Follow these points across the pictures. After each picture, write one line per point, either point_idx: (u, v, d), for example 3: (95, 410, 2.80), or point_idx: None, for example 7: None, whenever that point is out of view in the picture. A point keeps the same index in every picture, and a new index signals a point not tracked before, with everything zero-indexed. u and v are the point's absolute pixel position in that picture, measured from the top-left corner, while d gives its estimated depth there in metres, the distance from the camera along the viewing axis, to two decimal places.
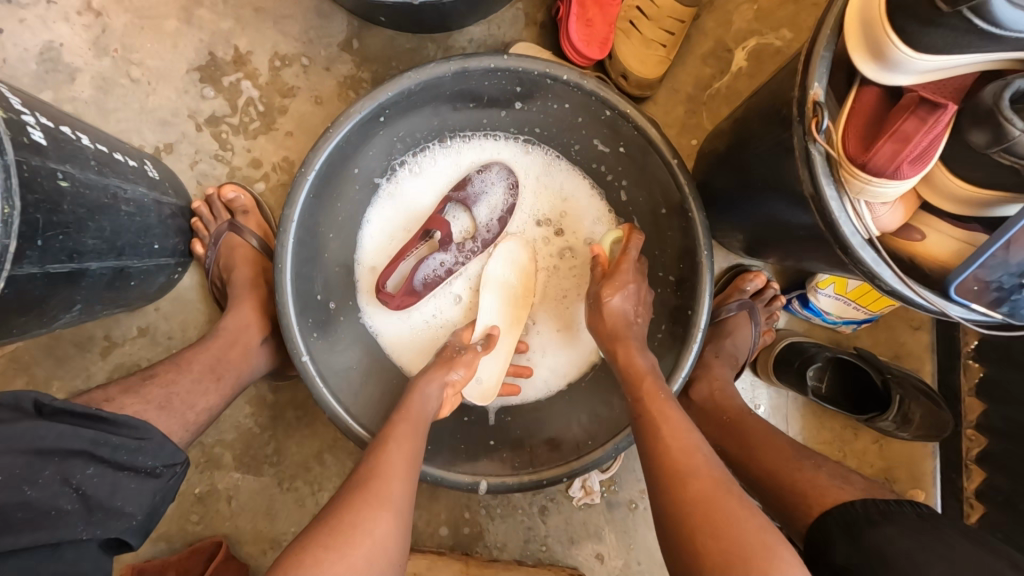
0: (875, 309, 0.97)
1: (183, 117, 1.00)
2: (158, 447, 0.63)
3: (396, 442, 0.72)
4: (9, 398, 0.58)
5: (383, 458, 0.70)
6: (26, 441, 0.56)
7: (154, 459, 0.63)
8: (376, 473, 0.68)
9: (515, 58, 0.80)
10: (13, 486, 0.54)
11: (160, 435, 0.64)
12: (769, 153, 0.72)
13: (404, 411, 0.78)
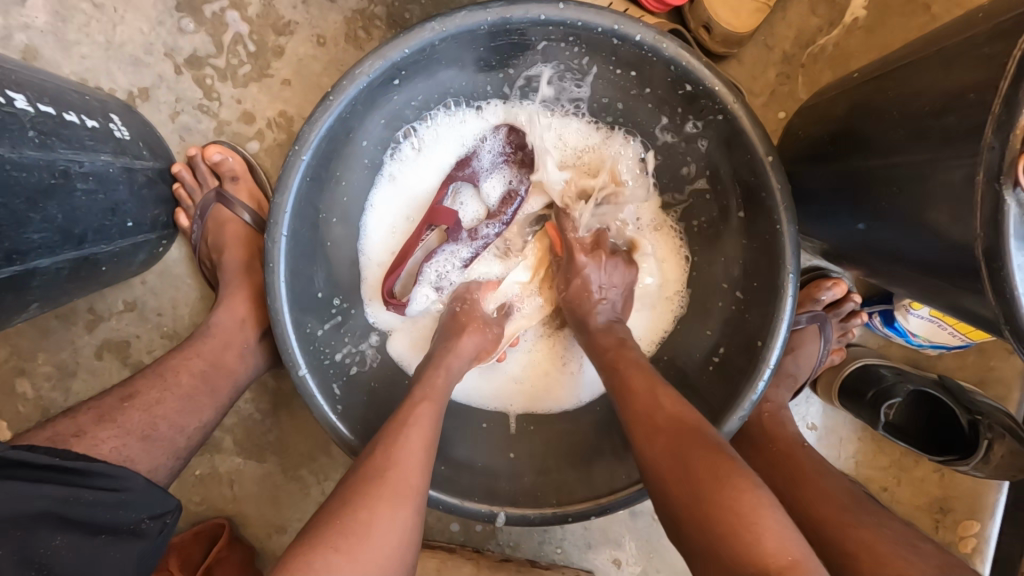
0: (975, 337, 0.82)
1: (160, 56, 0.82)
2: (145, 500, 0.56)
3: (415, 424, 0.61)
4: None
5: (399, 442, 0.59)
6: None
7: (137, 511, 0.55)
8: (388, 459, 0.57)
9: (573, 9, 0.61)
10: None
11: (142, 483, 0.56)
12: (904, 165, 0.54)
13: (425, 389, 0.66)
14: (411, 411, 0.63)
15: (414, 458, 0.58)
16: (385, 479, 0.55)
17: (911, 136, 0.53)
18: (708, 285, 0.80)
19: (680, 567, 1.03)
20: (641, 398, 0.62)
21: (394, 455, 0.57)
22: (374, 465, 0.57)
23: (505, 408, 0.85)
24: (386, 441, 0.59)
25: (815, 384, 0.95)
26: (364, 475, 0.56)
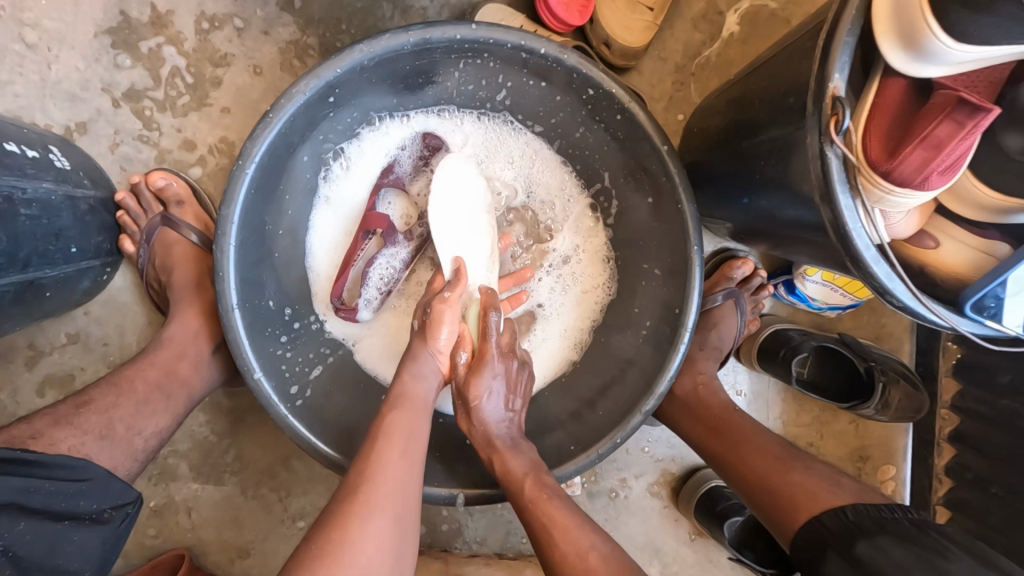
0: (862, 296, 0.94)
1: (97, 91, 0.85)
2: (102, 491, 0.58)
3: (392, 432, 0.66)
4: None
5: (383, 452, 0.64)
6: None
7: (97, 502, 0.57)
8: (372, 471, 0.62)
9: (484, 29, 0.70)
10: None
11: (101, 475, 0.58)
12: (770, 144, 0.65)
13: (396, 396, 0.70)
14: (385, 420, 0.67)
15: (393, 466, 0.63)
16: (362, 495, 0.60)
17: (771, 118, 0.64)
18: (630, 269, 0.89)
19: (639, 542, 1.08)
20: (558, 535, 0.65)
21: (368, 473, 0.62)
22: (351, 481, 0.62)
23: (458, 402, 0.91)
24: (366, 451, 0.64)
25: (739, 353, 1.05)
26: (347, 491, 0.62)
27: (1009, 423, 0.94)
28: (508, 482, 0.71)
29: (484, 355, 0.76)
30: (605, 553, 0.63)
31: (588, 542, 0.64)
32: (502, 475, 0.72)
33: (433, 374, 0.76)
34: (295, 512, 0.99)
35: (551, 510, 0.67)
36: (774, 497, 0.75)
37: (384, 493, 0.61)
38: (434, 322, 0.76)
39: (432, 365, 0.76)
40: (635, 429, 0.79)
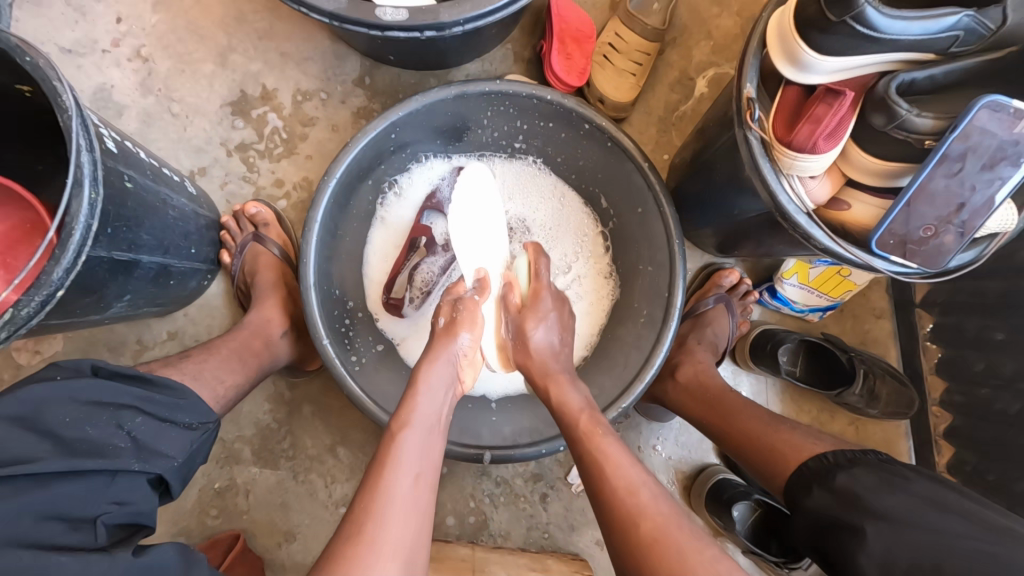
0: (836, 295, 1.08)
1: (216, 145, 1.13)
2: (194, 406, 0.76)
3: (401, 452, 0.69)
4: (70, 365, 0.70)
5: (387, 483, 0.65)
6: (86, 392, 0.67)
7: (189, 417, 0.75)
8: (373, 505, 0.63)
9: (507, 84, 0.95)
10: (76, 425, 0.65)
11: (193, 396, 0.76)
12: (725, 152, 0.86)
13: (404, 417, 0.73)
14: (394, 444, 0.70)
15: (404, 483, 0.66)
16: (376, 505, 0.63)
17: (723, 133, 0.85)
18: (630, 272, 1.07)
19: None
20: (610, 472, 0.69)
21: (377, 500, 0.64)
22: (362, 508, 0.63)
23: (485, 392, 1.05)
24: (374, 483, 0.65)
25: (734, 356, 1.17)
26: (361, 498, 0.65)
27: (992, 409, 1.02)
28: (565, 413, 0.78)
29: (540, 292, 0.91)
30: (656, 494, 0.66)
31: (639, 479, 0.68)
32: (559, 410, 0.79)
33: (444, 395, 0.78)
34: (338, 498, 1.10)
35: (606, 448, 0.72)
36: (762, 453, 0.82)
37: (395, 513, 0.63)
38: (463, 322, 0.84)
39: (449, 376, 0.80)
40: (638, 397, 0.92)
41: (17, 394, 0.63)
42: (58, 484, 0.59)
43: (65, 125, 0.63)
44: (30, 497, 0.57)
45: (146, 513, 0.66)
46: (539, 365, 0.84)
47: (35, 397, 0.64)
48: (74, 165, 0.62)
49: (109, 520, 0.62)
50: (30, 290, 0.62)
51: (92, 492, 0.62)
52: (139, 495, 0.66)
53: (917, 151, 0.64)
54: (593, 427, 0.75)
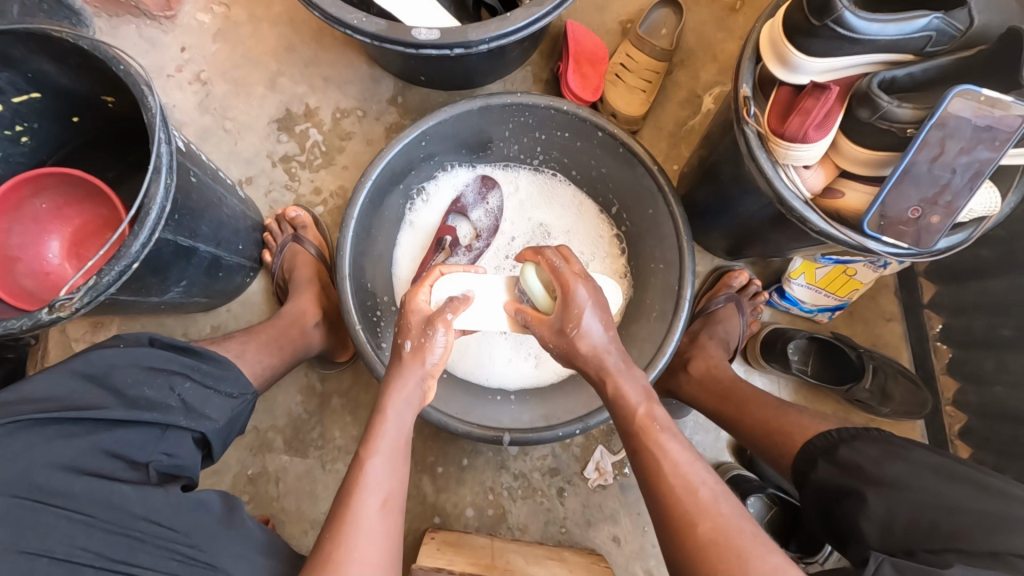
0: (843, 295, 1.12)
1: (263, 157, 1.25)
2: (234, 378, 0.86)
3: (369, 484, 0.68)
4: (131, 336, 0.82)
5: (351, 522, 0.65)
6: (145, 359, 0.78)
7: (229, 387, 0.85)
8: (337, 546, 0.63)
9: (527, 96, 1.03)
10: (137, 385, 0.76)
11: (234, 369, 0.87)
12: (728, 153, 0.93)
13: (368, 443, 0.71)
14: (360, 470, 0.69)
15: (373, 509, 0.67)
16: (343, 537, 0.64)
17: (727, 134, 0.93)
18: (644, 271, 1.13)
19: None
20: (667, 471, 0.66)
21: (346, 533, 0.64)
22: (330, 541, 0.64)
23: (505, 387, 1.10)
24: (339, 518, 0.66)
25: (746, 356, 1.21)
26: (328, 530, 0.66)
27: (1005, 406, 1.04)
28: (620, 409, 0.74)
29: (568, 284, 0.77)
30: (716, 493, 0.64)
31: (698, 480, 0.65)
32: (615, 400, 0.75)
33: (408, 413, 0.75)
34: None
35: (665, 446, 0.69)
36: (769, 435, 0.86)
37: (362, 539, 0.64)
38: (425, 346, 0.78)
39: (415, 386, 0.77)
40: (651, 383, 0.96)
41: (89, 355, 0.75)
42: (121, 431, 0.70)
43: (148, 122, 0.73)
44: (96, 438, 0.68)
45: (190, 466, 0.76)
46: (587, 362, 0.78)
47: (105, 360, 0.75)
48: (155, 155, 0.72)
49: (160, 467, 0.73)
50: (110, 261, 0.70)
51: (146, 440, 0.72)
52: (185, 449, 0.76)
53: (899, 140, 0.70)
54: (651, 419, 0.71)
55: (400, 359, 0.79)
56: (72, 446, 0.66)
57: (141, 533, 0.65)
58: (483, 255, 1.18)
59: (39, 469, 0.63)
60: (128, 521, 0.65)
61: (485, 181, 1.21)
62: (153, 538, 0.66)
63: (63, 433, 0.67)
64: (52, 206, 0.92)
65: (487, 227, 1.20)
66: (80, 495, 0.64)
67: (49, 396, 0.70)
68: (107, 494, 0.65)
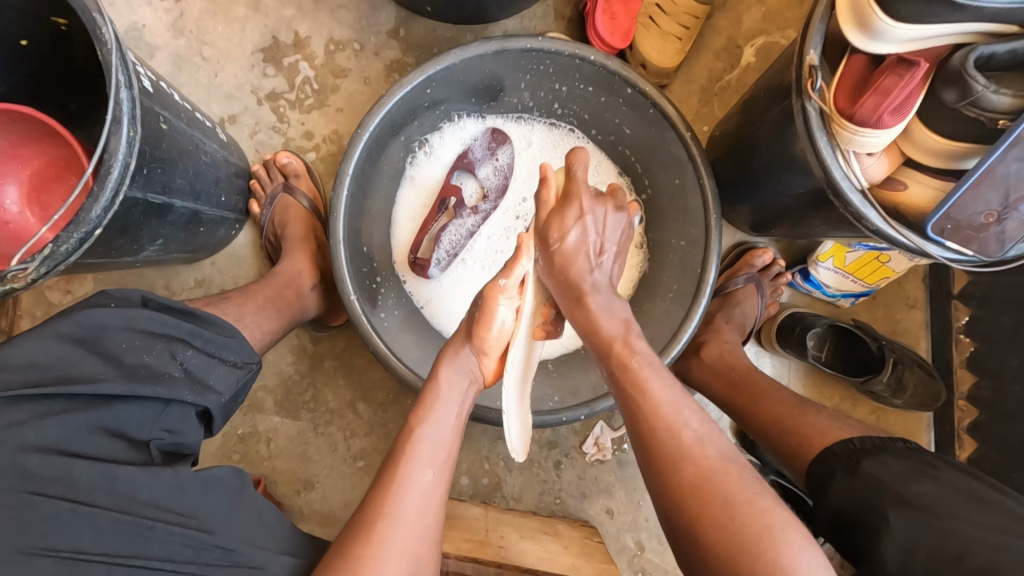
0: (871, 282, 1.05)
1: (247, 92, 1.11)
2: (239, 346, 0.76)
3: (418, 446, 0.68)
4: (120, 294, 0.71)
5: (395, 482, 0.65)
6: (142, 322, 0.68)
7: (234, 355, 0.76)
8: (381, 506, 0.63)
9: (550, 41, 0.90)
10: (135, 352, 0.66)
11: (239, 335, 0.77)
12: (776, 124, 0.82)
13: (422, 410, 0.71)
14: (412, 436, 0.69)
15: (424, 484, 0.65)
16: (388, 504, 0.63)
17: (779, 103, 0.81)
18: (663, 245, 1.05)
19: None
20: (650, 422, 0.62)
21: (390, 505, 0.63)
22: (371, 509, 0.63)
23: None
24: (386, 486, 0.65)
25: (759, 337, 1.15)
26: (374, 496, 0.64)
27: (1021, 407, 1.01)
28: (595, 340, 0.70)
29: (575, 191, 0.73)
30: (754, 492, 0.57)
31: (681, 421, 0.62)
32: (594, 337, 0.71)
33: (466, 390, 0.76)
34: (356, 452, 1.12)
35: (687, 433, 0.61)
36: (787, 434, 0.83)
37: (409, 510, 0.63)
38: (488, 317, 0.76)
39: (471, 364, 0.77)
40: (662, 371, 0.91)
41: (77, 316, 0.64)
42: (118, 407, 0.61)
43: (103, 58, 0.61)
44: (94, 414, 0.59)
45: (192, 443, 0.68)
46: (569, 283, 0.72)
47: (94, 321, 0.65)
48: (113, 102, 0.61)
49: (161, 445, 0.64)
50: (68, 226, 0.62)
51: (146, 416, 0.64)
52: (188, 425, 0.68)
53: (988, 131, 0.60)
54: (626, 352, 0.68)
55: (457, 334, 0.79)
56: (63, 425, 0.57)
57: (152, 521, 0.57)
58: (491, 218, 1.09)
59: (29, 451, 0.55)
60: (137, 509, 0.57)
61: (497, 134, 1.09)
62: (165, 525, 0.57)
63: (57, 409, 0.58)
64: (4, 145, 0.81)
65: (495, 186, 1.09)
66: (80, 480, 0.56)
67: (33, 364, 0.60)
68: (109, 478, 0.57)
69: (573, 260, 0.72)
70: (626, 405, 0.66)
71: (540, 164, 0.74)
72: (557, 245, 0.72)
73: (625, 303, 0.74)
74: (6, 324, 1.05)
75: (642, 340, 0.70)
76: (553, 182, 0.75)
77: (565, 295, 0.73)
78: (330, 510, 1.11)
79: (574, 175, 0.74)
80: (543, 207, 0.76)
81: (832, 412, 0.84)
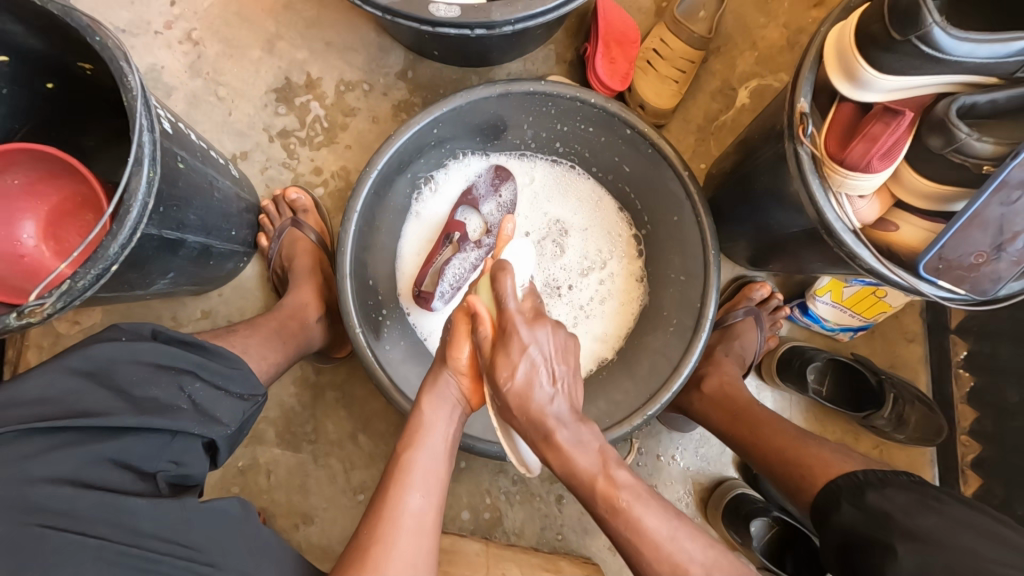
0: (869, 316, 1.07)
1: (259, 130, 1.15)
2: (245, 377, 0.77)
3: (409, 473, 0.69)
4: (131, 328, 0.72)
5: (387, 505, 0.66)
6: (150, 355, 0.69)
7: (240, 387, 0.76)
8: (374, 532, 0.64)
9: (552, 85, 0.94)
10: (143, 384, 0.67)
11: (246, 367, 0.78)
12: (770, 165, 0.85)
13: (411, 435, 0.73)
14: (403, 462, 0.70)
15: (415, 506, 0.67)
16: (382, 530, 0.64)
17: (773, 144, 0.85)
18: (662, 279, 1.07)
19: None
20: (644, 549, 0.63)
21: (382, 528, 0.64)
22: (366, 534, 0.64)
23: None
24: (378, 512, 0.66)
25: (760, 370, 1.16)
26: (369, 521, 0.66)
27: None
28: (576, 482, 0.68)
29: (510, 325, 0.70)
30: (705, 564, 0.62)
31: (685, 556, 0.62)
32: (565, 474, 0.69)
33: (451, 416, 0.76)
34: (357, 485, 1.12)
35: (632, 520, 0.64)
36: (790, 470, 0.83)
37: (403, 533, 0.64)
38: (457, 340, 0.76)
39: (452, 391, 0.76)
40: (664, 405, 0.92)
41: (86, 350, 0.66)
42: (126, 439, 0.62)
43: (127, 103, 0.64)
44: (101, 446, 0.60)
45: (198, 475, 0.68)
46: (532, 424, 0.69)
47: (103, 355, 0.66)
48: (135, 145, 0.64)
49: (168, 477, 0.65)
50: (86, 262, 0.63)
51: (152, 449, 0.64)
52: (193, 457, 0.68)
53: (974, 175, 0.62)
54: (612, 489, 0.66)
55: (436, 360, 0.79)
56: (72, 456, 0.58)
57: (157, 554, 0.57)
58: (494, 251, 1.12)
59: (35, 482, 0.55)
60: (142, 541, 0.57)
61: (501, 172, 1.12)
62: (170, 559, 0.57)
63: (67, 441, 0.59)
64: (24, 182, 0.84)
65: (498, 221, 1.12)
66: (85, 513, 0.55)
67: (43, 398, 0.61)
68: (118, 511, 0.57)
69: (527, 395, 0.69)
70: (581, 488, 0.68)
71: (466, 300, 0.73)
72: (509, 384, 0.69)
73: (594, 425, 0.72)
74: (13, 354, 1.06)
75: (626, 472, 0.68)
76: (484, 315, 0.73)
77: (531, 434, 0.70)
78: (329, 545, 1.10)
79: (502, 306, 0.72)
80: (484, 342, 0.73)
81: (834, 448, 0.85)
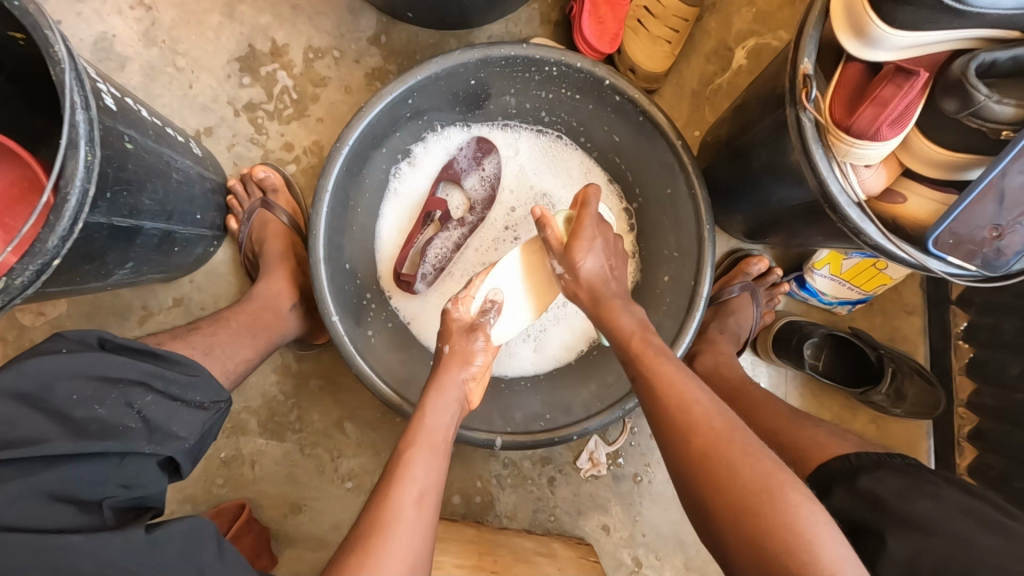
0: (868, 289, 1.03)
1: (223, 103, 1.07)
2: (206, 384, 0.73)
3: (411, 466, 0.65)
4: (76, 337, 0.67)
5: (395, 488, 0.63)
6: (96, 369, 0.64)
7: (200, 395, 0.72)
8: (380, 521, 0.60)
9: (534, 48, 0.87)
10: (85, 404, 0.62)
11: (207, 373, 0.74)
12: (770, 133, 0.79)
13: (413, 435, 0.69)
14: (405, 455, 0.67)
15: (415, 497, 0.63)
16: (389, 514, 0.61)
17: (772, 109, 0.78)
18: (654, 256, 1.02)
19: (662, 528, 1.13)
20: (672, 402, 0.65)
21: (387, 515, 0.60)
22: (370, 521, 0.60)
23: (500, 375, 1.03)
24: (384, 497, 0.62)
25: (755, 347, 1.13)
26: (375, 511, 0.61)
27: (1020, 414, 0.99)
28: (618, 336, 0.75)
29: (587, 213, 0.79)
30: (726, 421, 0.62)
31: (693, 395, 0.65)
32: (616, 336, 0.75)
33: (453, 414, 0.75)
34: (345, 472, 1.09)
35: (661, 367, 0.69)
36: (784, 451, 0.81)
37: (407, 527, 0.60)
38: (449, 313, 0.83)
39: (461, 380, 0.77)
40: None
41: (21, 368, 0.60)
42: (63, 467, 0.57)
43: (56, 78, 0.57)
44: (31, 480, 0.54)
45: (156, 495, 0.64)
46: (590, 296, 0.79)
47: (43, 371, 0.61)
48: (68, 125, 0.57)
49: (116, 503, 0.59)
50: (25, 257, 0.58)
51: (97, 474, 0.59)
52: (148, 478, 0.63)
53: (991, 142, 0.58)
54: (645, 344, 0.72)
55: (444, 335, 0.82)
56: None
57: None
58: (478, 229, 1.06)
59: None
60: None
61: (484, 145, 1.06)
62: None
63: None
64: None
65: (482, 196, 1.06)
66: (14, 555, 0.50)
67: None
68: (48, 547, 0.51)
69: (596, 281, 0.79)
70: (618, 341, 0.75)
71: (536, 208, 0.80)
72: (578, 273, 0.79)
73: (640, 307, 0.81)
74: None
75: (656, 336, 0.75)
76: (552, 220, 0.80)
77: (589, 307, 0.80)
78: (318, 533, 1.08)
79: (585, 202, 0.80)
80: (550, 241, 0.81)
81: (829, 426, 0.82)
